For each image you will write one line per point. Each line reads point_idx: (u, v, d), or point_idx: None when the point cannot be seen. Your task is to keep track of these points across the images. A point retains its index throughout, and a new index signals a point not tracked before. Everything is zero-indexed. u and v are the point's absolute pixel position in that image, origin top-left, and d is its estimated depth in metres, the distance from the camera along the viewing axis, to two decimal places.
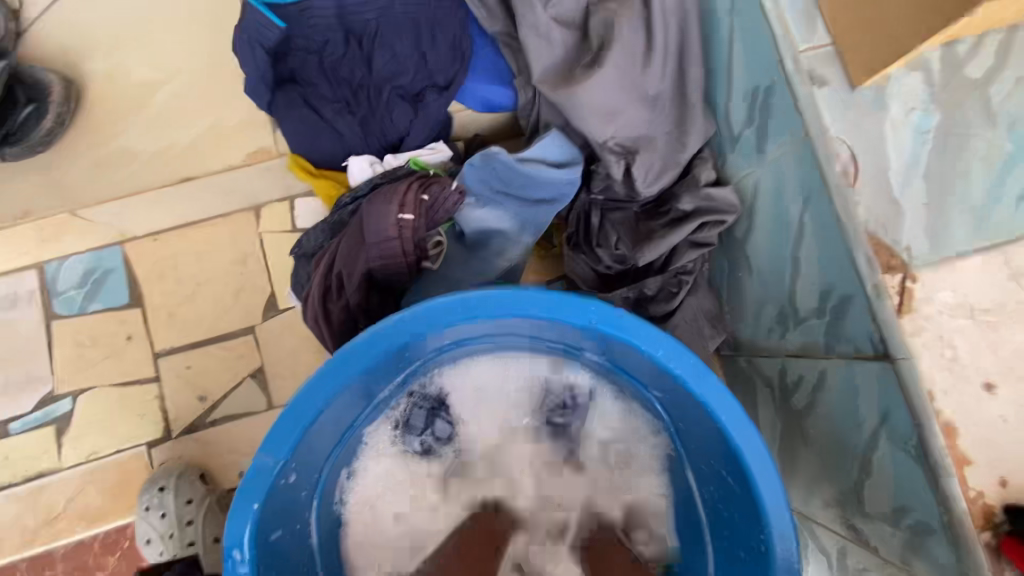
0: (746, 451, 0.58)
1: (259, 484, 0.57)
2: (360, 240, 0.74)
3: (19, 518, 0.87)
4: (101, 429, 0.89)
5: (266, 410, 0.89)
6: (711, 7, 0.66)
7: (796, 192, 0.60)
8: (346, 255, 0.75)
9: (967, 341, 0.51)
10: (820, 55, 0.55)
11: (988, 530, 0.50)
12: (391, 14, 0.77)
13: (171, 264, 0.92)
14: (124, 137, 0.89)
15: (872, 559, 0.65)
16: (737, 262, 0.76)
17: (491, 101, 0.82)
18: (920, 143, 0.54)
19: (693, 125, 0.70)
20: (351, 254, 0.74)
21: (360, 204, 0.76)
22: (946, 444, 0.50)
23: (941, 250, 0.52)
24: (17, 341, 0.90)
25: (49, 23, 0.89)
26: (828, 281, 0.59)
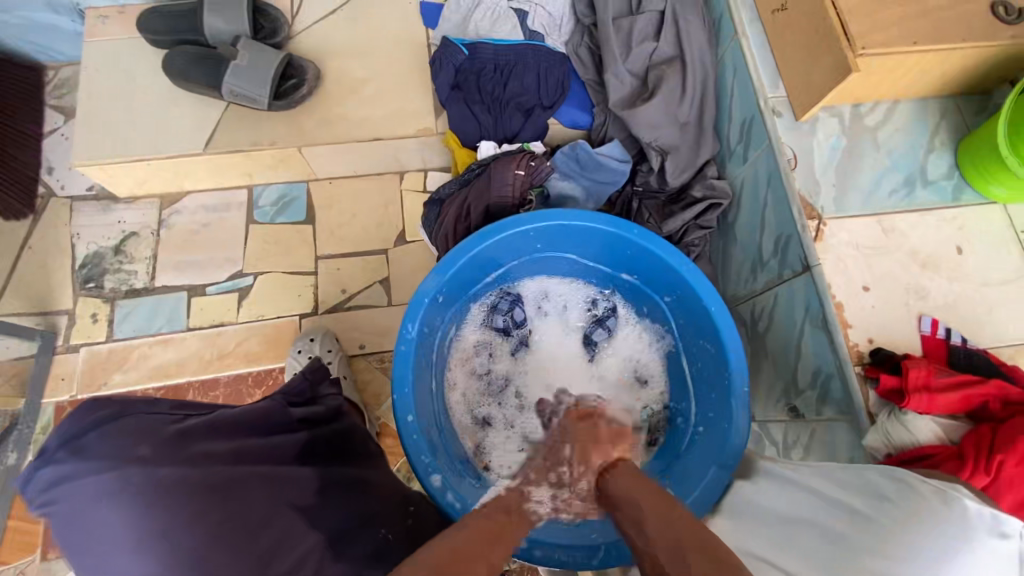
0: (722, 324, 0.92)
1: (424, 294, 0.93)
2: (486, 185, 1.14)
3: (199, 352, 1.21)
4: (270, 300, 1.25)
5: (386, 305, 1.27)
6: (722, 74, 1.10)
7: (765, 179, 0.99)
8: (476, 195, 1.15)
9: (853, 261, 0.88)
10: (780, 100, 0.98)
11: (859, 364, 0.83)
12: (525, 58, 1.20)
13: (338, 199, 1.33)
14: (341, 108, 1.24)
15: (800, 426, 0.96)
16: (728, 238, 1.15)
17: (577, 122, 1.25)
18: (835, 153, 0.94)
19: (706, 143, 1.13)
20: (482, 194, 1.14)
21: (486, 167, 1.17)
22: (836, 311, 0.86)
23: (842, 210, 0.91)
24: (224, 233, 1.30)
25: (308, 34, 1.28)
26: (779, 231, 0.97)
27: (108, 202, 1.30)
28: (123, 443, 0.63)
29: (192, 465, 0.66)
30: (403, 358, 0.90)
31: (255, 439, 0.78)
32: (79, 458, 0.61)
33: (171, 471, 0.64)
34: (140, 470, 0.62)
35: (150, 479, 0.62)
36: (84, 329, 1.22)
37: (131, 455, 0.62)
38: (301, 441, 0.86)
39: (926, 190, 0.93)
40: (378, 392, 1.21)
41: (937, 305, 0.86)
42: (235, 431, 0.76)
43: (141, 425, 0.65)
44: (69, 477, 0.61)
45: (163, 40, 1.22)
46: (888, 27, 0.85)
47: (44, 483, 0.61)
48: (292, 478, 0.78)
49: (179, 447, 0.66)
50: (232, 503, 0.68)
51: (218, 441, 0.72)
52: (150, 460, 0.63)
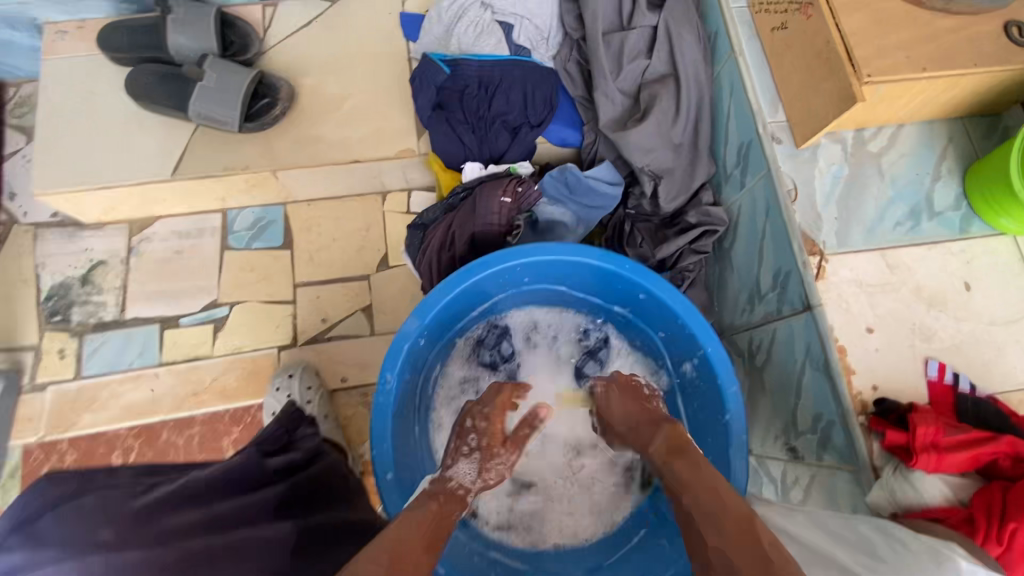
0: (719, 366, 0.87)
1: (405, 338, 0.88)
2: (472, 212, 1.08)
3: (173, 388, 1.16)
4: (247, 331, 1.20)
5: (368, 335, 1.21)
6: (718, 93, 1.04)
7: (763, 208, 0.94)
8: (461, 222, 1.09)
9: (857, 301, 0.83)
10: (779, 125, 0.92)
11: (863, 414, 0.79)
12: (511, 75, 1.14)
13: (317, 223, 1.27)
14: (317, 128, 1.17)
15: (801, 468, 0.92)
16: (725, 265, 1.10)
17: (565, 139, 1.19)
18: (837, 183, 0.89)
19: (701, 166, 1.07)
20: (468, 220, 1.08)
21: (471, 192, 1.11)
22: (839, 357, 0.81)
23: (845, 245, 0.86)
24: (197, 260, 1.23)
25: (281, 48, 1.21)
26: (778, 264, 0.92)
27: (74, 229, 1.24)
28: (84, 526, 0.58)
29: (160, 544, 0.61)
30: (381, 409, 0.85)
31: (228, 502, 0.73)
32: (32, 547, 0.56)
33: (139, 554, 0.59)
34: (104, 557, 0.57)
35: (113, 565, 0.58)
36: (52, 366, 1.16)
37: (90, 542, 0.57)
38: (276, 496, 0.81)
39: (933, 222, 0.88)
40: (362, 427, 1.16)
41: (945, 348, 0.82)
42: (207, 494, 0.72)
43: (103, 502, 0.61)
44: (21, 568, 0.55)
45: (125, 57, 1.15)
46: (896, 51, 0.79)
47: None
48: (269, 539, 0.73)
49: (145, 524, 0.62)
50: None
51: (190, 511, 0.67)
52: (114, 545, 0.59)
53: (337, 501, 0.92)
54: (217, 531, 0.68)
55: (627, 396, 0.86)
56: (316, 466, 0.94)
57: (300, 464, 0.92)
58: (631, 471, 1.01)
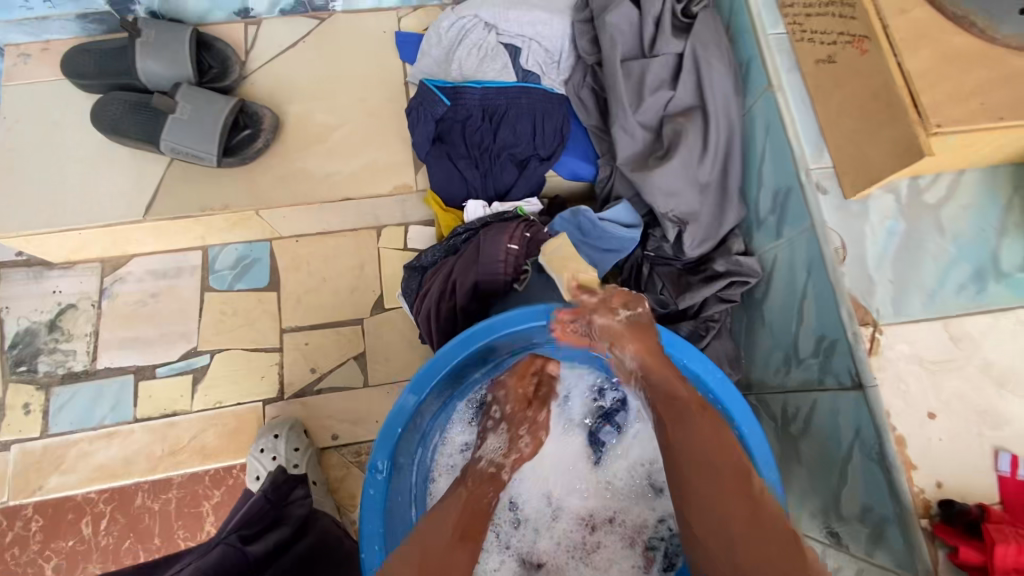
0: (755, 450, 0.77)
1: (401, 416, 0.79)
2: (474, 258, 0.97)
3: (148, 447, 1.06)
4: (229, 383, 1.10)
5: (361, 387, 1.11)
6: (751, 128, 0.92)
7: (803, 264, 0.84)
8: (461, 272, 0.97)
9: (916, 381, 0.73)
10: (824, 172, 0.81)
11: (926, 517, 0.68)
12: (517, 103, 1.03)
13: (306, 261, 1.16)
14: (304, 161, 1.06)
15: (844, 558, 0.82)
16: (755, 318, 0.99)
17: (578, 172, 1.08)
18: (891, 241, 0.78)
19: (730, 209, 0.96)
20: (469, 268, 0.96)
21: (474, 235, 1.00)
22: (897, 449, 0.71)
23: (901, 314, 0.75)
24: (176, 304, 1.13)
25: (264, 72, 1.10)
26: (821, 330, 0.81)
27: (41, 269, 1.13)
28: None
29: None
30: (371, 500, 0.78)
31: None
32: None
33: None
34: None
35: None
36: (16, 422, 1.06)
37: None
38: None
39: (1000, 285, 0.76)
40: (354, 490, 1.06)
41: (1018, 437, 0.71)
42: None
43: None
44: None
45: (91, 84, 1.04)
46: (968, 97, 0.68)
47: None
48: None
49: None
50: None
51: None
52: None
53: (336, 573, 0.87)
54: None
55: (644, 342, 0.77)
56: (308, 537, 0.89)
57: (289, 540, 0.88)
58: (651, 550, 0.92)
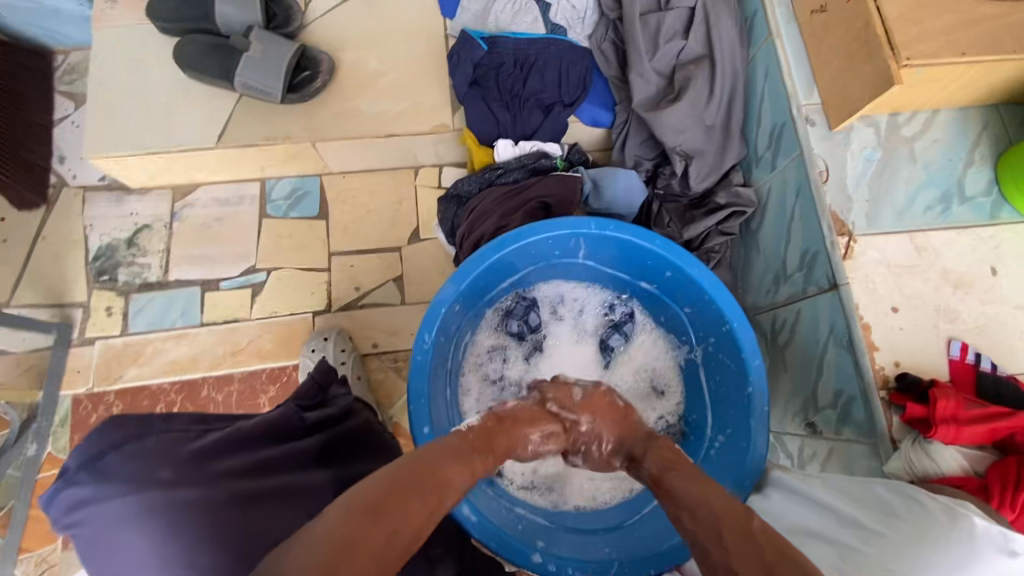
0: (744, 341, 0.90)
1: (441, 304, 0.92)
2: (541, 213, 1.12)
3: (214, 347, 1.21)
4: (283, 297, 1.25)
5: (399, 304, 1.26)
6: (753, 75, 1.05)
7: (794, 190, 0.97)
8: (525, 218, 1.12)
9: (883, 281, 0.86)
10: (813, 109, 0.94)
11: (884, 389, 0.81)
12: (546, 53, 1.16)
13: (351, 194, 1.31)
14: (356, 101, 1.21)
15: (819, 442, 0.94)
16: (751, 248, 1.12)
17: (598, 120, 1.22)
18: (868, 166, 0.91)
19: (732, 147, 1.09)
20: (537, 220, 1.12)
21: (536, 184, 1.13)
22: (863, 334, 0.84)
23: (874, 226, 0.88)
24: (237, 227, 1.28)
25: (322, 23, 1.24)
26: (806, 245, 0.94)
27: (121, 193, 1.29)
28: (146, 465, 0.59)
29: (216, 485, 0.63)
30: (418, 366, 0.89)
31: (269, 451, 0.75)
32: (100, 481, 0.57)
33: (196, 494, 0.60)
34: (163, 493, 0.58)
35: (174, 503, 0.59)
36: (100, 322, 1.22)
37: (153, 479, 0.58)
38: (314, 447, 0.82)
39: (963, 208, 0.89)
40: (391, 392, 1.21)
41: (968, 329, 0.84)
42: (251, 442, 0.73)
43: (161, 446, 0.61)
44: (89, 502, 0.56)
45: (174, 27, 1.19)
46: (936, 37, 0.80)
47: (62, 507, 0.56)
48: (304, 489, 0.74)
49: (199, 467, 0.63)
50: (263, 518, 0.66)
51: (235, 458, 0.68)
52: (171, 483, 0.60)
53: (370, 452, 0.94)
54: (263, 476, 0.70)
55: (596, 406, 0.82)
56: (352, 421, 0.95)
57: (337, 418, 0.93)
58: None
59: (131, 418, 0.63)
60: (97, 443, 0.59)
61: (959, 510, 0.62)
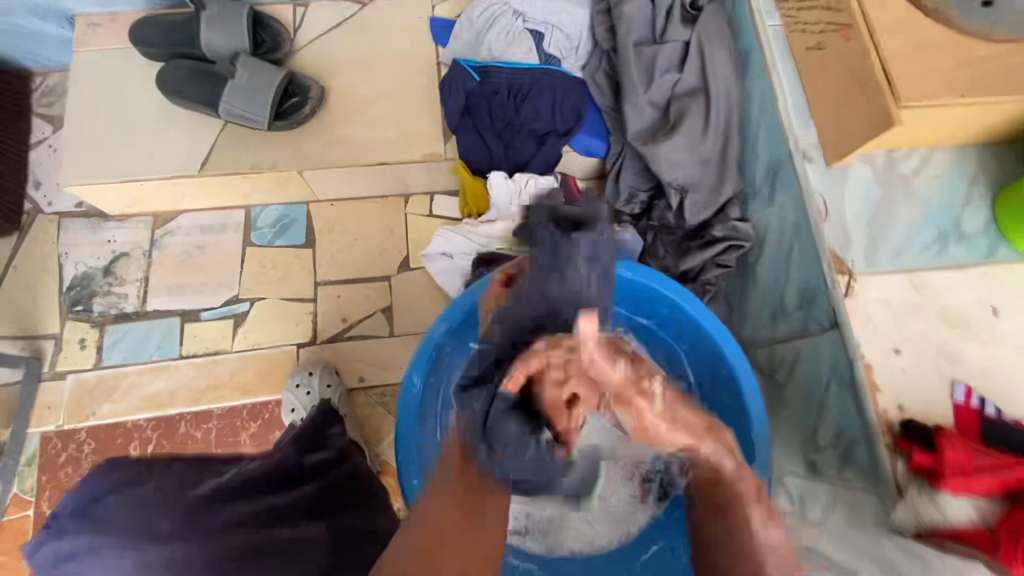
0: (744, 382, 0.87)
1: (426, 351, 0.88)
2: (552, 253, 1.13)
3: (193, 382, 1.16)
4: (267, 328, 1.20)
5: (387, 337, 1.22)
6: (748, 109, 1.05)
7: (791, 226, 0.95)
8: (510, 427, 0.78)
9: (883, 321, 0.84)
10: (811, 144, 0.93)
11: (889, 434, 0.79)
12: (538, 83, 1.15)
13: (340, 222, 1.27)
14: (345, 129, 1.18)
15: (821, 487, 0.90)
16: (747, 281, 1.10)
17: (592, 149, 1.20)
18: (867, 204, 0.89)
19: (728, 179, 1.07)
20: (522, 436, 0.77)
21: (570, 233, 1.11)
22: (865, 374, 0.82)
23: (874, 266, 0.87)
24: (220, 255, 1.24)
25: (312, 49, 1.22)
26: (806, 282, 0.92)
27: (98, 220, 1.24)
28: (147, 517, 0.62)
29: (209, 534, 0.64)
30: (407, 410, 0.87)
31: (269, 499, 0.76)
32: (101, 530, 0.59)
33: (191, 544, 0.61)
34: (160, 547, 0.60)
35: (168, 557, 0.60)
36: (73, 355, 1.17)
37: (149, 527, 0.61)
38: (312, 494, 0.82)
39: (961, 246, 0.88)
40: (379, 428, 1.16)
41: (971, 372, 0.82)
42: (246, 492, 0.74)
43: (158, 493, 0.64)
44: (84, 552, 0.58)
45: (157, 52, 1.15)
46: (933, 77, 0.80)
47: (60, 554, 0.59)
48: (304, 536, 0.71)
49: (195, 517, 0.65)
50: (265, 575, 0.64)
51: (235, 507, 0.70)
52: (172, 535, 0.62)
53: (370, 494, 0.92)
54: (267, 526, 0.70)
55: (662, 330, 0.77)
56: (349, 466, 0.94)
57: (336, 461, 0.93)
58: (648, 483, 1.02)
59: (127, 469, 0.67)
60: (96, 492, 0.63)
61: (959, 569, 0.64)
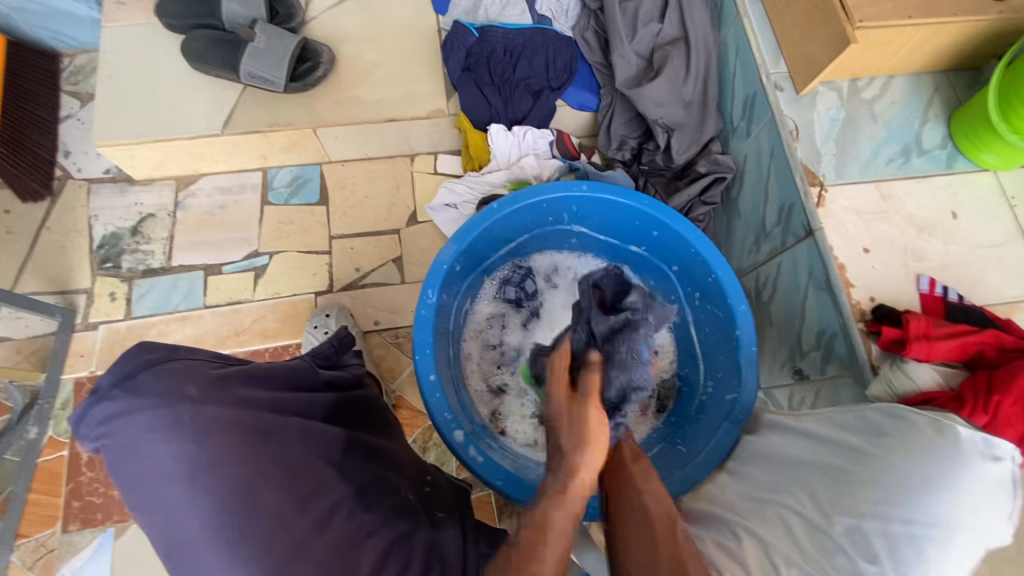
0: (729, 288, 0.95)
1: (439, 269, 0.96)
2: None
3: (218, 328, 1.24)
4: (286, 279, 1.28)
5: (399, 284, 1.30)
6: (724, 54, 1.15)
7: (768, 150, 1.04)
8: None
9: (854, 225, 0.92)
10: (781, 76, 1.03)
11: (862, 321, 0.87)
12: (533, 42, 1.25)
13: (350, 181, 1.35)
14: (354, 90, 1.27)
15: (807, 388, 0.98)
16: (732, 214, 1.19)
17: (585, 104, 1.30)
18: (834, 124, 0.99)
19: (709, 119, 1.17)
20: None
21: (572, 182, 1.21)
22: (840, 272, 0.90)
23: (842, 178, 0.95)
24: (239, 214, 1.32)
25: (323, 21, 1.32)
26: (783, 200, 1.01)
27: (125, 184, 1.33)
28: (174, 382, 0.64)
29: (236, 406, 0.67)
30: (423, 321, 0.94)
31: (289, 395, 0.79)
32: (134, 395, 0.62)
33: (222, 410, 0.65)
34: (190, 407, 0.63)
35: (200, 415, 0.63)
36: (103, 307, 1.24)
37: (180, 394, 0.63)
38: (326, 403, 0.86)
39: (922, 159, 0.97)
40: (394, 365, 1.24)
41: (935, 267, 0.90)
42: (268, 382, 0.77)
43: (187, 367, 0.66)
44: (123, 412, 0.61)
45: (180, 25, 1.26)
46: (885, 2, 0.89)
47: (99, 419, 0.62)
48: (321, 432, 0.77)
49: (222, 389, 0.67)
50: (277, 456, 0.68)
51: (256, 390, 0.73)
52: (198, 399, 0.64)
53: (371, 415, 0.97)
54: (277, 413, 0.73)
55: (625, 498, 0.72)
56: (361, 391, 0.98)
57: (348, 384, 0.96)
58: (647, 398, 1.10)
59: (157, 348, 0.67)
60: (129, 365, 0.64)
61: (944, 422, 0.67)
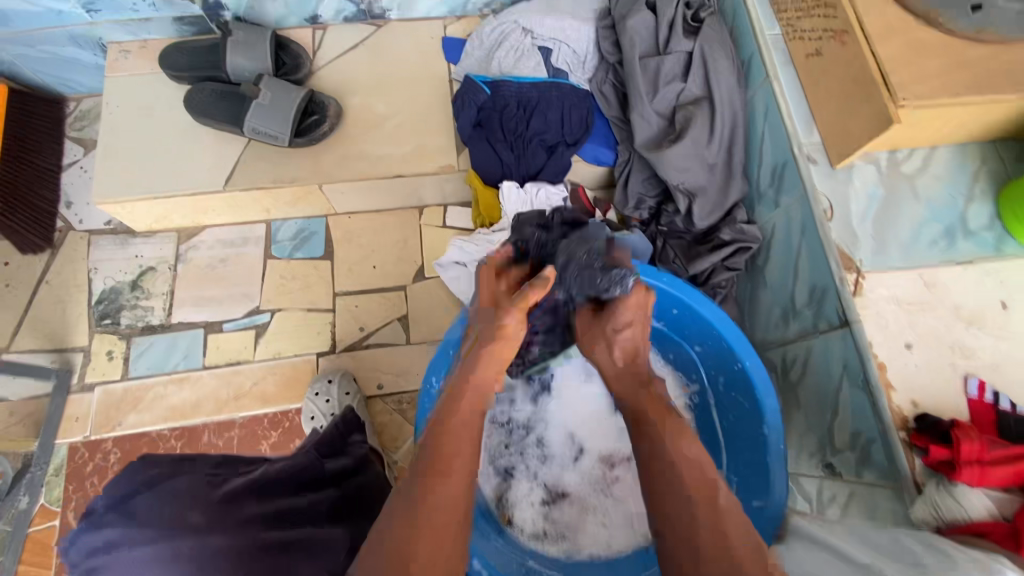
0: (757, 381, 0.88)
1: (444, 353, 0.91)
2: None
3: (216, 390, 1.19)
4: (288, 338, 1.24)
5: (404, 344, 1.24)
6: (752, 116, 1.09)
7: (799, 226, 0.97)
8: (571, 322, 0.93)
9: (895, 318, 0.85)
10: (814, 146, 0.96)
11: (903, 429, 0.80)
12: (549, 97, 1.18)
13: (356, 234, 1.31)
14: (361, 144, 1.22)
15: (839, 486, 0.91)
16: (757, 282, 1.12)
17: (600, 157, 1.23)
18: (871, 203, 0.91)
19: (734, 183, 1.11)
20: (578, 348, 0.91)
21: None
22: (878, 372, 0.83)
23: (882, 264, 0.88)
24: (241, 268, 1.28)
25: (331, 71, 1.28)
26: (814, 282, 0.94)
27: (126, 236, 1.29)
28: (177, 508, 0.60)
29: (241, 532, 0.63)
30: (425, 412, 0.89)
31: (292, 500, 0.74)
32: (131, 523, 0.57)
33: (223, 542, 0.60)
34: (191, 540, 0.58)
35: (201, 547, 0.59)
36: (101, 366, 1.20)
37: (181, 522, 0.59)
38: (329, 500, 0.81)
39: (968, 242, 0.89)
40: (397, 434, 1.19)
41: (984, 366, 0.82)
42: (273, 490, 0.73)
43: (191, 490, 0.62)
44: (116, 543, 0.56)
45: (186, 77, 1.22)
46: (930, 79, 0.82)
47: (87, 549, 0.57)
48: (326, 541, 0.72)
49: (226, 514, 0.63)
50: None
51: (260, 504, 0.69)
52: (201, 528, 0.60)
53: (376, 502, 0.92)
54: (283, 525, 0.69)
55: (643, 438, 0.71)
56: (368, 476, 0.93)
57: (353, 470, 0.91)
58: None
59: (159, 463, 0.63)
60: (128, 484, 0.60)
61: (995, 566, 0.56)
